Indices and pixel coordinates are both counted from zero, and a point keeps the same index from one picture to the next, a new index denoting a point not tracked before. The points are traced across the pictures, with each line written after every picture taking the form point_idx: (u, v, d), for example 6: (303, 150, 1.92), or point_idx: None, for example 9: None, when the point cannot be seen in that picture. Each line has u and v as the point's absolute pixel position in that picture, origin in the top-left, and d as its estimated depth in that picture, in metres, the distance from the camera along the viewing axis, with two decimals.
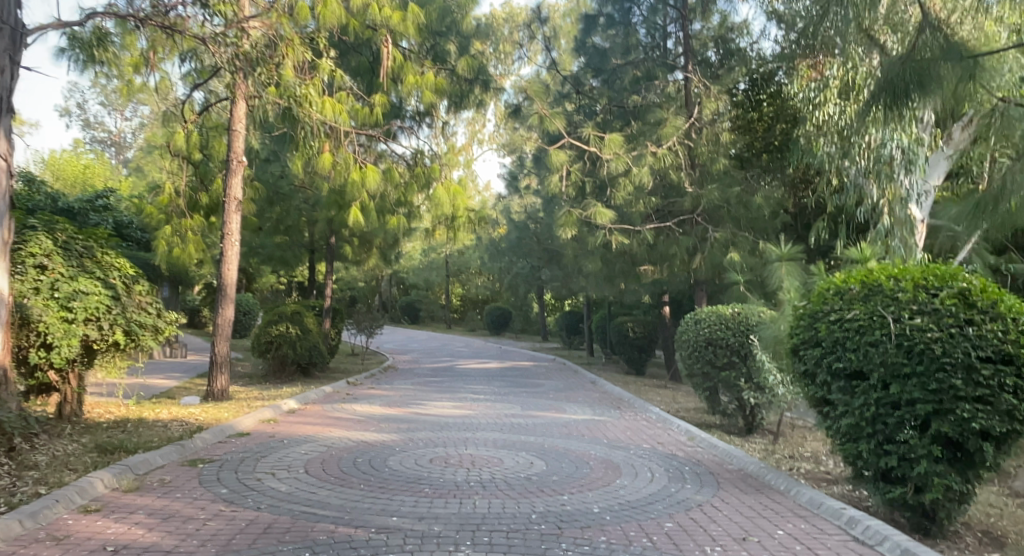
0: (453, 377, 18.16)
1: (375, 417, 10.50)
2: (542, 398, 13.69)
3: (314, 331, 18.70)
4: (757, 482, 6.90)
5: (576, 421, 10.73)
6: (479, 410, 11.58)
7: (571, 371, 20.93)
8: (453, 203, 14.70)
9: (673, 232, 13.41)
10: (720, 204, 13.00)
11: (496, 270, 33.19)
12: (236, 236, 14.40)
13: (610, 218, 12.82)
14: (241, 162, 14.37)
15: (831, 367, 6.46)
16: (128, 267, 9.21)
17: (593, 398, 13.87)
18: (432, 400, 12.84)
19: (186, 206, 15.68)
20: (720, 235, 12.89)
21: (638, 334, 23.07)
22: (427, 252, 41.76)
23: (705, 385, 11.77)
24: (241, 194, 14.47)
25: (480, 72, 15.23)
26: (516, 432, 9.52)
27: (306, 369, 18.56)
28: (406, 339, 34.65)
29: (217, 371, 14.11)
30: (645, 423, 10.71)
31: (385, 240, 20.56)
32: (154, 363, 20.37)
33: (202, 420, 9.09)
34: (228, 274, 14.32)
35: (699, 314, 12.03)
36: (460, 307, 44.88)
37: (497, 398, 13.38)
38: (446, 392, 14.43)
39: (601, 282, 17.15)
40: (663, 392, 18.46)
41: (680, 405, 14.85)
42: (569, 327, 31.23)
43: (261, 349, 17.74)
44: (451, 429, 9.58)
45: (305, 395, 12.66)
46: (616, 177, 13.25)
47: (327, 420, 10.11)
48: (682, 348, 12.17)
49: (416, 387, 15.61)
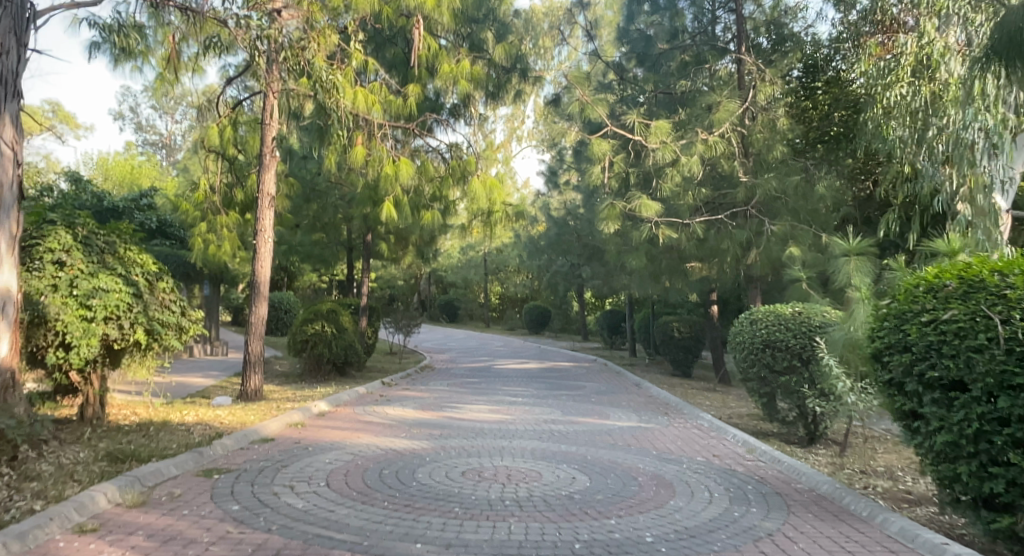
0: (491, 378, 17.55)
1: (408, 422, 9.90)
2: (586, 402, 13.01)
3: (350, 329, 18.21)
4: (833, 505, 6.15)
5: (623, 428, 10.02)
6: (519, 415, 10.93)
7: (613, 373, 20.20)
8: (489, 197, 14.09)
9: (727, 227, 12.60)
10: (777, 195, 12.23)
11: (536, 268, 32.54)
12: (270, 233, 13.88)
13: (657, 211, 12.09)
14: (273, 156, 13.90)
15: (923, 376, 5.74)
16: (151, 262, 8.63)
17: (639, 403, 13.15)
18: (470, 403, 12.24)
19: (221, 202, 15.23)
20: (777, 228, 12.07)
21: (683, 334, 22.22)
22: (467, 250, 41.27)
23: (761, 390, 11.07)
24: (275, 189, 13.96)
25: (518, 60, 14.41)
26: (557, 440, 8.83)
27: (342, 368, 18.08)
28: (445, 338, 34.15)
29: (251, 371, 13.65)
30: (697, 432, 9.97)
31: (422, 237, 20.01)
32: (190, 362, 20.12)
33: (226, 424, 8.56)
34: (262, 271, 13.82)
35: (755, 314, 11.26)
36: (499, 306, 44.30)
37: (538, 402, 12.74)
38: (484, 395, 13.82)
39: (646, 280, 16.40)
40: (712, 396, 17.63)
41: (731, 411, 14.05)
42: (610, 326, 30.46)
43: (296, 348, 17.29)
44: (487, 435, 8.92)
45: (339, 396, 12.15)
46: (664, 167, 12.51)
47: (356, 425, 9.53)
48: (736, 350, 11.41)
49: (453, 388, 15.02)
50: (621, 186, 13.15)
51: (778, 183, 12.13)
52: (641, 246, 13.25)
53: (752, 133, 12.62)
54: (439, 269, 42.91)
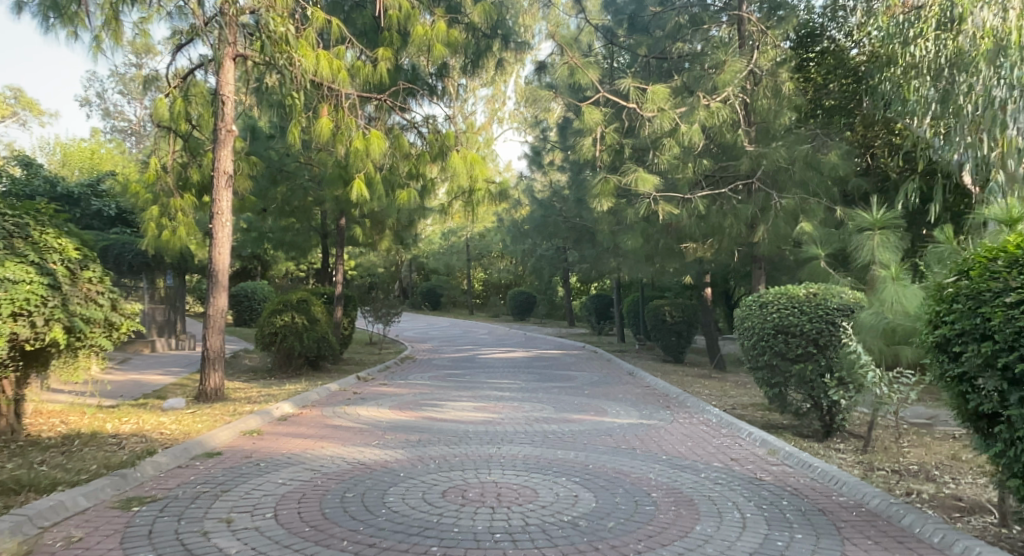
0: (476, 369, 16.43)
1: (381, 425, 8.73)
2: (578, 395, 11.96)
3: (323, 320, 16.99)
4: (895, 531, 5.17)
5: (623, 427, 8.93)
6: (505, 414, 9.83)
7: (604, 360, 19.14)
8: (470, 173, 12.93)
9: (732, 202, 11.45)
10: (784, 166, 11.15)
11: (520, 253, 31.43)
12: (228, 215, 12.68)
13: (654, 186, 11.01)
14: (230, 131, 12.63)
15: (1011, 369, 5.10)
16: (73, 248, 7.49)
17: (637, 394, 12.10)
18: (452, 400, 11.13)
19: (174, 183, 14.03)
20: (787, 203, 10.94)
21: (675, 318, 21.21)
22: (448, 235, 40.01)
23: (771, 380, 9.96)
24: (233, 168, 12.75)
25: (499, 24, 13.22)
26: (551, 445, 7.68)
27: (315, 362, 16.89)
28: (428, 325, 32.99)
29: (209, 369, 12.49)
30: (705, 429, 8.90)
31: (399, 219, 18.78)
32: (155, 358, 18.90)
33: (167, 435, 7.41)
34: (220, 258, 12.62)
35: (764, 295, 10.19)
36: (483, 293, 43.11)
37: (526, 397, 11.67)
38: (467, 389, 12.72)
39: (640, 262, 15.32)
40: (709, 384, 16.64)
41: (735, 401, 13.04)
42: (598, 311, 29.35)
43: (265, 341, 16.08)
44: (470, 442, 7.77)
45: (305, 395, 11.01)
46: (661, 137, 11.39)
47: (321, 430, 8.36)
48: (742, 336, 10.34)
49: (434, 382, 13.91)
50: (614, 160, 12.01)
51: (786, 152, 11.04)
52: (636, 224, 12.16)
53: (756, 98, 11.49)
54: (420, 255, 41.63)
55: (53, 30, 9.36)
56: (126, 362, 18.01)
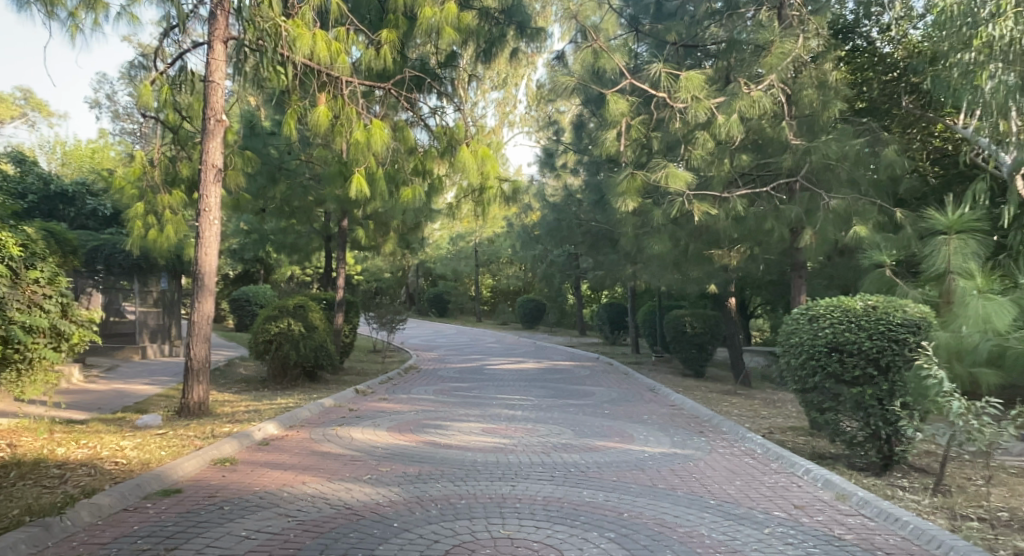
0: (484, 383, 15.27)
1: (376, 452, 7.58)
2: (598, 416, 10.80)
3: (321, 326, 15.83)
4: None
5: (654, 458, 7.75)
6: (519, 438, 8.65)
7: (620, 375, 17.94)
8: (480, 170, 11.82)
9: (774, 204, 10.23)
10: (829, 163, 9.88)
11: (530, 260, 30.26)
12: (216, 213, 11.54)
13: (687, 184, 9.87)
14: (220, 121, 11.48)
15: None
16: (18, 248, 6.81)
17: (665, 416, 10.91)
18: (459, 420, 9.97)
19: (162, 179, 12.90)
20: (837, 204, 9.71)
21: (696, 329, 19.98)
22: (456, 241, 38.84)
23: (823, 404, 8.86)
24: (223, 161, 11.63)
25: (515, 11, 12.07)
26: (574, 482, 6.51)
27: (312, 373, 15.74)
28: (434, 333, 31.86)
29: (194, 381, 11.41)
30: (750, 463, 7.72)
31: (405, 221, 17.62)
32: (143, 365, 17.80)
33: (122, 467, 6.32)
34: (207, 260, 11.49)
35: (812, 307, 9.07)
36: (491, 300, 41.96)
37: (541, 417, 10.50)
38: (475, 406, 11.57)
39: (665, 270, 14.14)
40: (735, 401, 15.42)
41: (770, 424, 11.83)
42: (612, 320, 28.11)
43: (258, 350, 14.96)
44: (479, 476, 6.61)
45: (294, 413, 9.86)
46: (694, 131, 10.23)
47: (304, 459, 7.19)
48: (787, 353, 9.21)
49: (439, 397, 12.75)
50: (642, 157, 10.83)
51: (837, 147, 9.74)
52: (665, 227, 11.00)
53: (800, 88, 10.25)
54: (427, 260, 40.47)
55: (28, 8, 8.13)
56: (113, 370, 16.93)
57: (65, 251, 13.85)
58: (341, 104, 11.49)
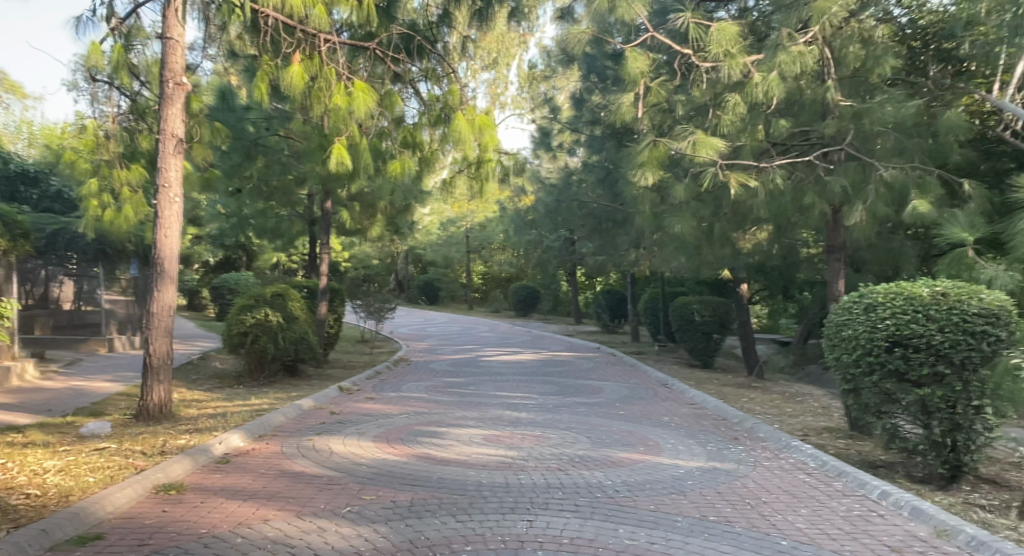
0: (480, 377, 13.97)
1: (361, 471, 6.31)
2: (613, 418, 9.53)
3: (302, 315, 14.46)
4: None
5: (693, 476, 6.49)
6: (528, 449, 7.39)
7: (625, 367, 16.69)
8: (477, 141, 10.50)
9: (817, 175, 8.95)
10: (883, 130, 8.76)
11: (524, 245, 28.95)
12: (177, 189, 10.19)
13: (718, 152, 8.58)
14: (180, 84, 10.15)
15: None
16: None
17: (688, 418, 9.65)
18: (457, 426, 8.66)
19: (119, 151, 11.57)
20: (893, 174, 8.54)
21: (706, 318, 18.75)
22: (446, 226, 37.37)
23: (881, 407, 7.61)
24: (184, 130, 10.28)
25: None
26: (604, 516, 5.30)
27: (293, 368, 14.40)
28: (425, 322, 30.52)
29: (153, 380, 10.09)
30: (807, 481, 6.48)
31: (393, 201, 16.26)
32: (109, 359, 16.41)
33: (36, 499, 5.05)
34: (167, 243, 10.13)
35: (866, 293, 7.84)
36: (482, 287, 40.58)
37: (549, 420, 9.26)
38: (473, 407, 10.30)
39: (681, 254, 12.82)
40: (753, 396, 14.21)
41: (803, 425, 10.59)
42: (611, 307, 26.86)
43: (233, 343, 13.60)
44: (487, 507, 5.40)
45: (266, 418, 8.55)
46: (724, 93, 8.96)
47: (270, 482, 5.93)
48: (837, 348, 7.95)
49: (432, 395, 11.47)
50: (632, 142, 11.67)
51: (894, 111, 8.50)
52: (688, 204, 9.70)
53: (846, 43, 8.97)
54: (417, 246, 39.01)
55: None
56: (75, 365, 15.56)
57: (15, 235, 12.46)
58: (317, 63, 10.10)
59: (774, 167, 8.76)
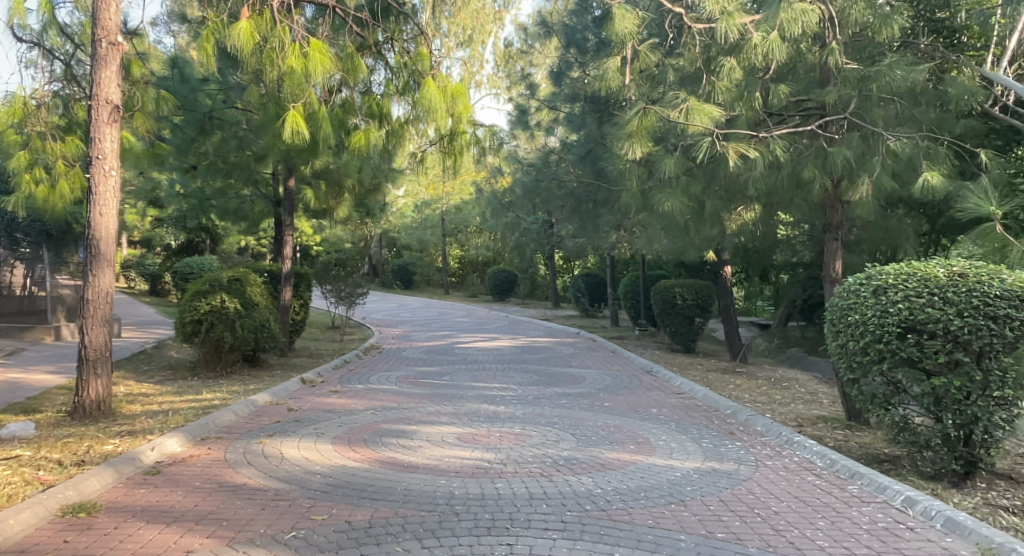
0: (454, 366, 13.13)
1: (313, 482, 5.45)
2: (597, 412, 8.75)
3: (263, 300, 13.46)
4: None
5: (691, 481, 5.70)
6: (505, 450, 6.57)
7: (606, 353, 15.93)
8: (449, 111, 9.63)
9: (819, 145, 8.14)
10: (893, 97, 8.06)
11: (500, 228, 28.08)
12: (113, 162, 9.29)
13: (712, 121, 7.80)
14: (115, 45, 9.33)
15: None
16: None
17: (679, 412, 8.88)
18: (426, 424, 7.83)
19: (52, 123, 10.73)
20: (900, 143, 7.81)
21: (688, 301, 18.07)
22: (420, 208, 36.32)
23: (891, 399, 6.81)
24: (120, 97, 9.42)
25: None
26: (596, 538, 4.53)
27: (252, 358, 13.42)
28: (398, 306, 29.58)
29: (90, 375, 9.19)
30: (817, 485, 5.69)
31: (361, 181, 15.32)
32: (56, 348, 15.36)
33: None
34: (104, 222, 9.22)
35: (875, 274, 7.04)
36: (458, 271, 39.60)
37: (528, 415, 8.45)
38: (445, 400, 9.46)
39: (666, 234, 12.01)
40: (742, 383, 13.51)
41: (800, 416, 9.87)
42: (590, 291, 26.10)
43: (186, 333, 12.58)
44: (458, 528, 4.59)
45: (212, 417, 7.63)
46: (720, 56, 8.15)
47: (203, 498, 5.08)
48: (842, 335, 7.13)
49: (402, 386, 10.61)
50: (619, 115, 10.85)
51: (905, 74, 7.73)
52: (677, 178, 8.93)
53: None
54: (390, 229, 37.93)
55: None
56: (17, 355, 14.51)
57: None
58: (267, 22, 9.21)
59: (774, 136, 7.97)
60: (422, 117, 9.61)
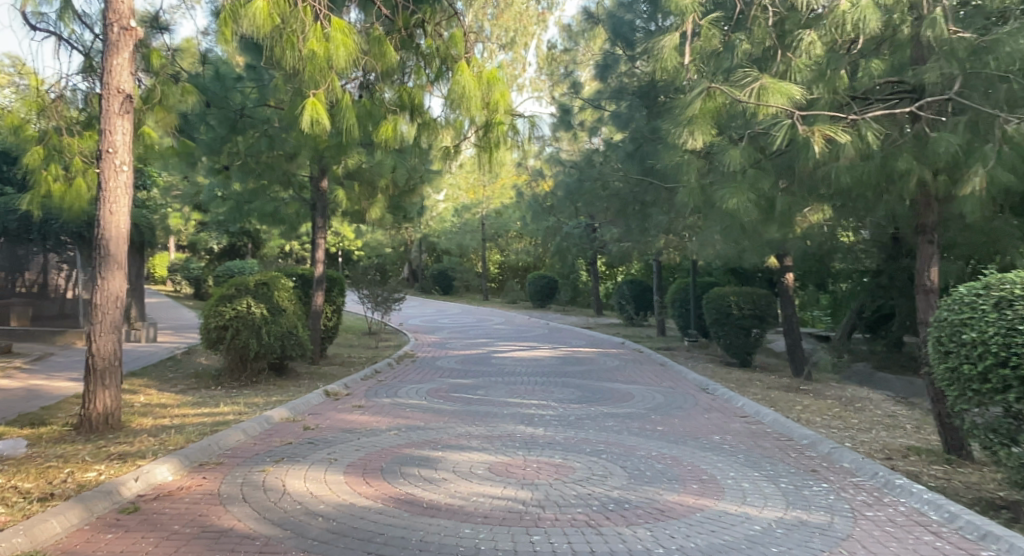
0: (491, 379, 12.23)
1: (320, 530, 4.57)
2: (651, 439, 7.73)
3: (292, 306, 12.68)
4: None
5: (779, 539, 4.70)
6: (550, 488, 5.64)
7: (656, 366, 14.88)
8: (485, 101, 8.82)
9: (917, 132, 7.15)
10: (1007, 76, 6.96)
11: (542, 233, 27.15)
12: (125, 156, 8.46)
13: (789, 101, 6.76)
14: (128, 29, 8.49)
15: None
16: None
17: (745, 439, 7.80)
18: (456, 450, 6.91)
19: (72, 118, 10.07)
20: (1018, 126, 6.69)
21: (744, 311, 16.88)
22: (461, 212, 35.47)
23: (1015, 435, 5.68)
24: (133, 86, 8.59)
25: None
26: None
27: (279, 366, 12.65)
28: (438, 312, 28.80)
29: (96, 386, 8.36)
30: (940, 549, 4.65)
31: (395, 180, 14.53)
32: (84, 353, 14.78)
33: None
34: (115, 222, 8.38)
35: (995, 285, 5.91)
36: (498, 276, 38.72)
37: (572, 440, 7.51)
38: (479, 420, 8.55)
39: (722, 236, 10.95)
40: (805, 402, 12.41)
41: (879, 445, 8.76)
42: (636, 299, 24.98)
43: (210, 340, 11.84)
44: None
45: (217, 437, 6.78)
46: (800, 30, 7.13)
47: (186, 551, 4.21)
48: (953, 357, 6.02)
49: (433, 402, 9.74)
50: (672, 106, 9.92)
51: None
52: (744, 172, 7.92)
53: None
54: (430, 233, 37.17)
55: None
56: (44, 360, 13.95)
57: None
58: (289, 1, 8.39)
59: (865, 119, 6.88)
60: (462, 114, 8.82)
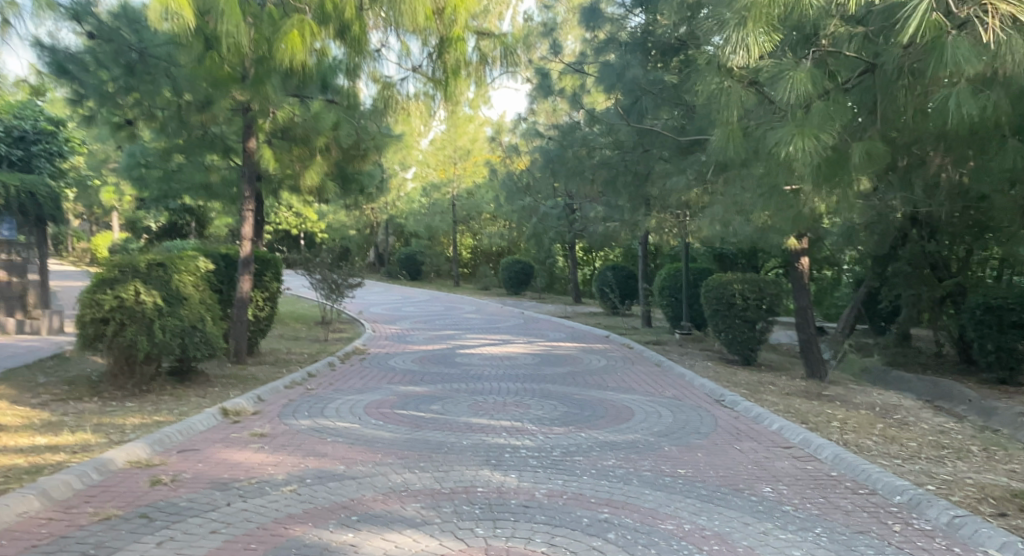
0: (452, 386, 9.68)
1: None
2: (677, 496, 5.22)
3: (199, 294, 9.94)
4: None
5: None
6: None
7: (651, 366, 12.43)
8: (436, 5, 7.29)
9: None
10: None
11: (516, 215, 24.55)
12: None
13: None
14: None
15: None
16: None
17: (814, 498, 5.31)
18: (381, 528, 4.41)
19: None
20: None
21: (750, 300, 14.44)
22: (430, 192, 32.35)
23: None
24: None
25: None
26: None
27: (182, 370, 9.97)
28: (402, 299, 26.02)
29: None
30: None
31: (338, 141, 11.73)
32: None
33: None
34: None
35: None
36: (470, 261, 35.98)
37: (561, 501, 5.02)
38: (426, 458, 6.00)
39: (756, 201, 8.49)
40: (839, 414, 10.03)
41: (977, 490, 6.32)
42: (621, 286, 22.48)
43: (85, 337, 9.13)
44: None
45: None
46: None
47: None
48: None
49: (365, 427, 7.15)
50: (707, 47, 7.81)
51: None
52: (811, 106, 5.62)
53: None
54: (397, 214, 34.21)
55: None
56: None
57: None
58: None
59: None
60: (436, 93, 7.73)
